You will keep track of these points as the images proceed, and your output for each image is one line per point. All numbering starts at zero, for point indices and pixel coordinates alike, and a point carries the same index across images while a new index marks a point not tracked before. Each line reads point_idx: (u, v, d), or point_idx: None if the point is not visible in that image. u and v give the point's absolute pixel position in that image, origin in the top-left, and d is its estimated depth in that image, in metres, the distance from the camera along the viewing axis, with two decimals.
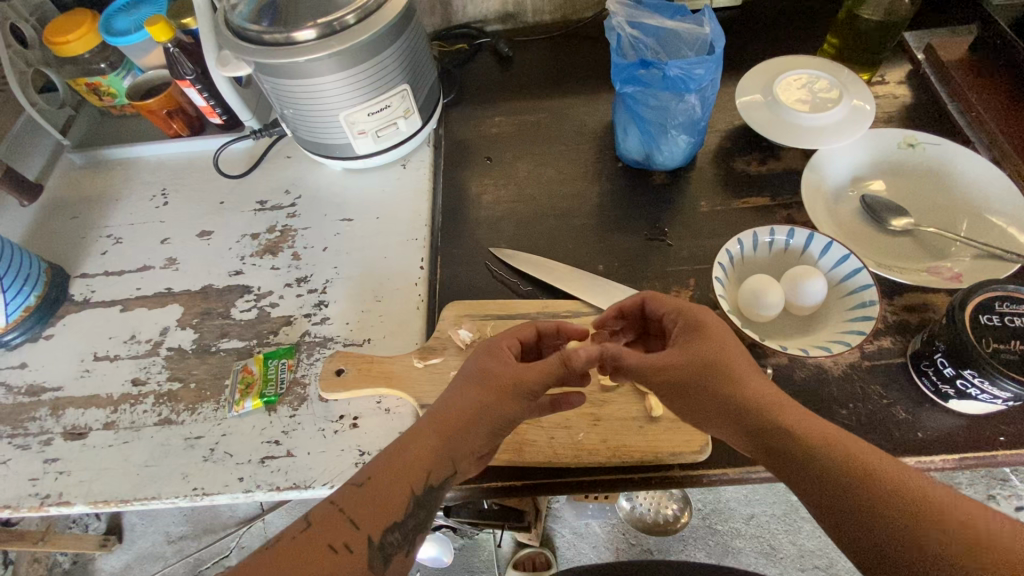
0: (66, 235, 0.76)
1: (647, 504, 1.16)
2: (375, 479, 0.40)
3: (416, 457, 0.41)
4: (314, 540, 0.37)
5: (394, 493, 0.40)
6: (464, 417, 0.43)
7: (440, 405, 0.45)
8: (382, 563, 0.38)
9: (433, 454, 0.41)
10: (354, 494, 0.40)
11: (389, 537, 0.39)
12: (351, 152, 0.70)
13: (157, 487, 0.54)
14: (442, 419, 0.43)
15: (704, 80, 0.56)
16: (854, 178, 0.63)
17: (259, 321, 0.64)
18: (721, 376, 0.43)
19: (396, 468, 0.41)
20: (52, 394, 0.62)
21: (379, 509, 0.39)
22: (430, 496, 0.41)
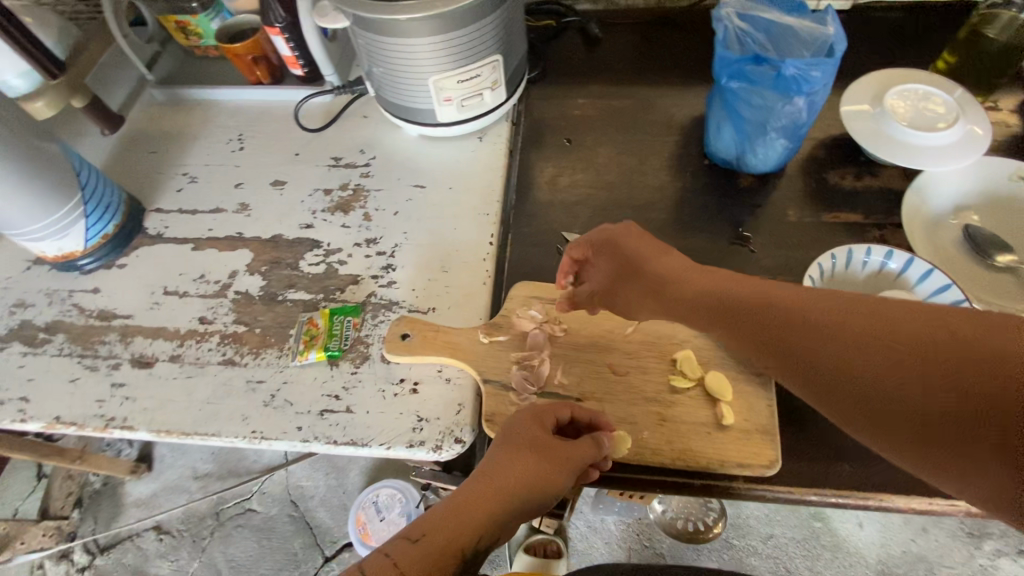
0: (143, 168, 0.77)
1: (679, 510, 1.17)
2: (430, 538, 0.42)
3: (469, 518, 0.43)
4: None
5: (446, 555, 0.41)
6: (515, 486, 0.44)
7: (494, 466, 0.45)
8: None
9: (485, 518, 0.43)
10: (408, 550, 0.41)
11: None
12: (432, 120, 0.70)
13: (218, 425, 0.55)
14: (496, 483, 0.44)
15: (819, 83, 0.53)
16: (958, 206, 0.59)
17: (326, 276, 0.64)
18: (737, 292, 0.46)
19: (451, 528, 0.42)
20: (122, 320, 0.64)
21: (433, 571, 0.40)
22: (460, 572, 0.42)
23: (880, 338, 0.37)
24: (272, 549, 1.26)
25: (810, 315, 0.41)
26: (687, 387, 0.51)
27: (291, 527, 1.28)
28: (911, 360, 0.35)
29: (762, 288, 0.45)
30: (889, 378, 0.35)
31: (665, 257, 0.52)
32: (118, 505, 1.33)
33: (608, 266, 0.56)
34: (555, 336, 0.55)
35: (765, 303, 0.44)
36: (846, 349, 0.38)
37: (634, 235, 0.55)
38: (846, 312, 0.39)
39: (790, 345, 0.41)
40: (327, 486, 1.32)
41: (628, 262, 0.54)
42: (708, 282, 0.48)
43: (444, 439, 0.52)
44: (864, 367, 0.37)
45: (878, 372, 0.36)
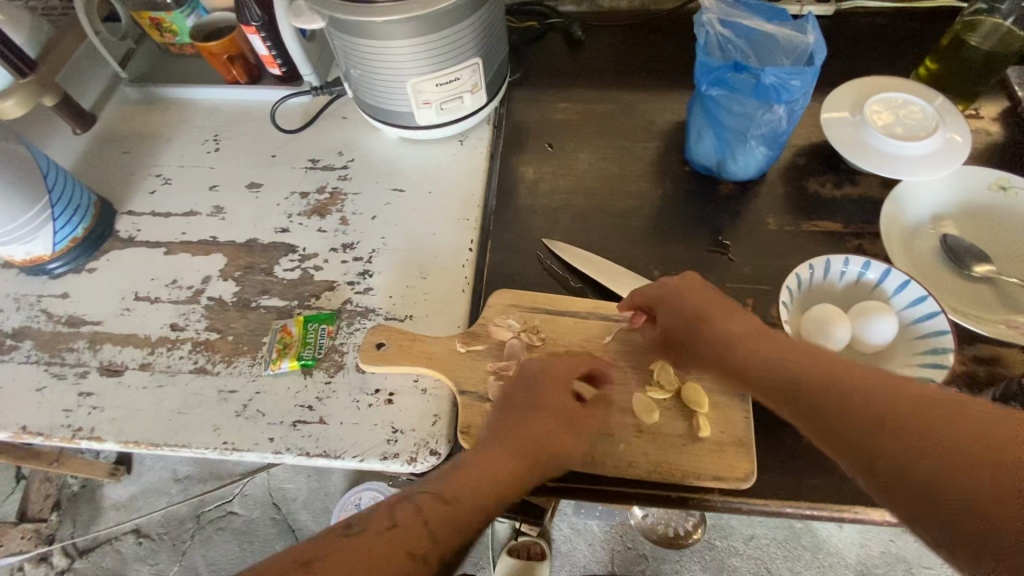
0: (115, 169, 0.75)
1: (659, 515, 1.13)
2: (453, 491, 0.46)
3: (490, 470, 0.47)
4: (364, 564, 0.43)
5: (471, 508, 0.46)
6: (529, 445, 0.48)
7: (509, 423, 0.49)
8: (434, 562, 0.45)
9: (506, 471, 0.47)
10: (436, 507, 0.45)
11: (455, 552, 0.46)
12: (412, 122, 0.68)
13: (189, 436, 0.54)
14: (513, 442, 0.48)
15: (798, 92, 0.52)
16: (936, 216, 0.60)
17: (302, 282, 0.63)
18: (802, 364, 0.45)
19: (468, 485, 0.46)
20: (91, 327, 0.62)
21: (456, 525, 0.45)
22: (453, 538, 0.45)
23: (925, 424, 0.39)
24: (254, 552, 1.24)
25: (863, 384, 0.42)
26: (663, 399, 0.51)
27: (273, 529, 1.27)
28: (936, 443, 0.38)
29: (808, 355, 0.46)
30: (936, 461, 0.38)
31: (727, 319, 0.50)
32: (97, 508, 1.31)
33: (678, 333, 0.52)
34: (533, 345, 0.55)
35: (819, 376, 0.44)
36: (897, 429, 0.40)
37: (710, 295, 0.51)
38: (904, 398, 0.41)
39: (845, 420, 0.42)
40: (310, 488, 1.31)
41: (692, 321, 0.51)
42: (763, 348, 0.47)
43: (419, 450, 0.51)
44: (912, 451, 0.39)
45: (925, 455, 0.38)
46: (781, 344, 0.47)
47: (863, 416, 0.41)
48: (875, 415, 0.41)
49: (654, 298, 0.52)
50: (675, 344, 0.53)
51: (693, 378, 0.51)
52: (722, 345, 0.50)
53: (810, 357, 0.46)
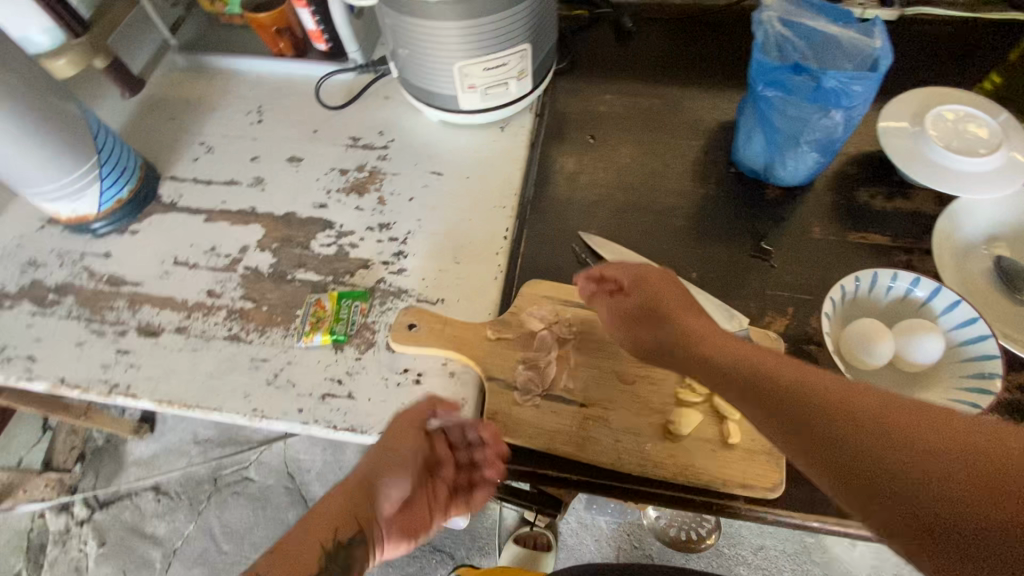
0: (160, 135, 0.76)
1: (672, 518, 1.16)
2: (319, 512, 0.49)
3: (358, 487, 0.49)
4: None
5: (319, 537, 0.48)
6: (391, 457, 0.48)
7: (391, 425, 0.50)
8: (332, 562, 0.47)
9: (366, 477, 0.49)
10: (280, 548, 0.48)
11: None
12: (455, 106, 0.68)
13: (220, 400, 0.55)
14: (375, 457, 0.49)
15: (859, 98, 0.51)
16: (989, 237, 0.57)
17: (337, 259, 0.64)
18: (726, 356, 0.42)
19: (321, 520, 0.49)
20: (131, 287, 0.64)
21: (289, 567, 0.46)
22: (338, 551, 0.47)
23: (857, 407, 0.33)
24: (266, 519, 1.27)
25: (815, 391, 0.35)
26: (694, 402, 0.50)
27: (286, 498, 1.29)
28: (904, 435, 0.31)
29: (745, 357, 0.41)
30: (885, 452, 0.31)
31: (685, 314, 0.49)
32: (119, 463, 1.35)
33: (640, 309, 0.50)
34: (564, 339, 0.55)
35: (747, 365, 0.40)
36: (824, 425, 0.33)
37: (685, 301, 0.50)
38: (822, 382, 0.36)
39: (772, 409, 0.36)
40: (324, 461, 1.33)
41: (656, 339, 0.48)
42: (708, 345, 0.44)
43: (444, 432, 0.52)
44: (841, 434, 0.32)
45: (860, 440, 0.32)
46: (712, 345, 0.44)
47: (795, 412, 0.35)
48: (802, 413, 0.35)
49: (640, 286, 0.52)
50: (640, 318, 0.50)
51: None
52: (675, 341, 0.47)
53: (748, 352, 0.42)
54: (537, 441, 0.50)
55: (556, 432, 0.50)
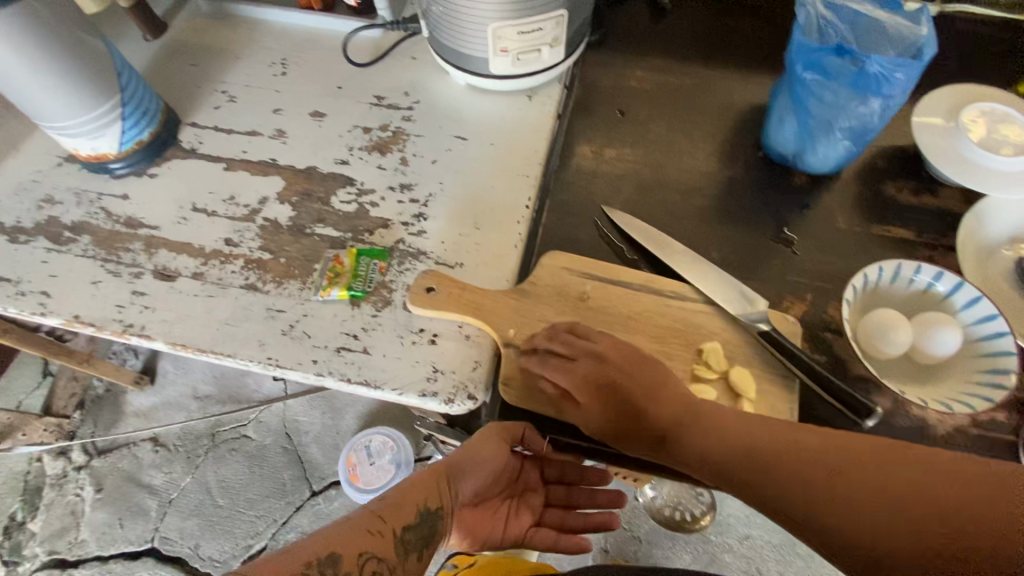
0: (182, 80, 0.75)
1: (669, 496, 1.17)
2: (387, 514, 0.51)
3: (418, 492, 0.53)
4: (354, 529, 0.49)
5: (407, 505, 0.52)
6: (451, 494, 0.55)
7: (451, 460, 0.56)
8: (402, 554, 0.50)
9: (432, 486, 0.54)
10: (359, 524, 0.49)
11: (406, 535, 0.51)
12: (485, 70, 0.67)
13: (235, 347, 0.55)
14: (451, 467, 0.56)
15: (900, 85, 0.50)
16: (1015, 238, 0.57)
17: (356, 216, 0.63)
18: (733, 438, 0.45)
19: (403, 501, 0.52)
20: (148, 231, 0.63)
21: (377, 536, 0.49)
22: (429, 515, 0.53)
23: (876, 473, 0.41)
24: (262, 477, 1.29)
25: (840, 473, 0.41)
26: (710, 378, 0.51)
27: (282, 458, 1.30)
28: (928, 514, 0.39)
29: (758, 432, 0.44)
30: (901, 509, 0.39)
31: (654, 404, 0.47)
32: (119, 413, 1.36)
33: (598, 402, 0.48)
34: (582, 310, 0.54)
35: (757, 451, 0.44)
36: (852, 499, 0.40)
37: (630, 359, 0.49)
38: (846, 455, 0.42)
39: (796, 494, 0.42)
40: (322, 424, 1.34)
41: (625, 413, 0.48)
42: (708, 436, 0.45)
43: (458, 393, 0.52)
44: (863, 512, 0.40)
45: (882, 513, 0.40)
46: (710, 425, 0.46)
47: (827, 498, 0.41)
48: (837, 497, 0.41)
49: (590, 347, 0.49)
50: (618, 435, 0.48)
51: (740, 364, 0.51)
52: (665, 434, 0.47)
53: (747, 425, 0.45)
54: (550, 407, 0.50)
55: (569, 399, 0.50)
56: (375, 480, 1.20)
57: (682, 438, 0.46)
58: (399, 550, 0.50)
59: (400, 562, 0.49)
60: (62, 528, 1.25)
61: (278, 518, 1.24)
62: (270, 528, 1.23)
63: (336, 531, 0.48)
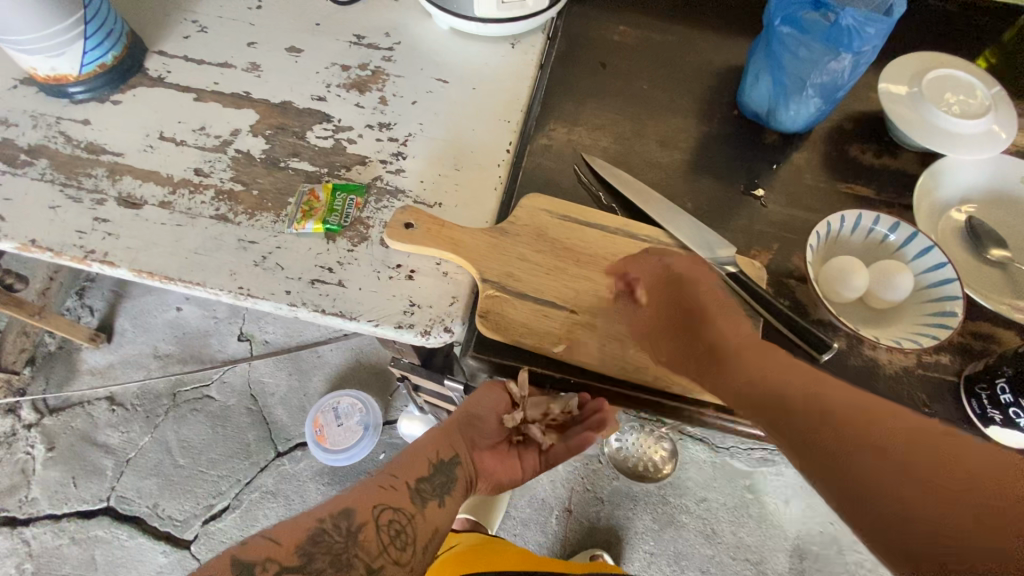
0: (148, 7, 0.72)
1: (635, 445, 1.24)
2: (403, 470, 0.56)
3: (427, 449, 0.58)
4: (371, 483, 0.55)
5: (420, 461, 0.57)
6: (460, 445, 0.58)
7: (461, 410, 0.59)
8: (419, 502, 0.55)
9: (439, 439, 0.58)
10: (384, 481, 0.55)
11: (421, 487, 0.55)
12: (469, 13, 0.66)
13: (204, 276, 0.54)
14: (462, 416, 0.59)
15: (870, 41, 0.52)
16: (964, 199, 0.61)
17: (333, 152, 0.62)
18: (818, 388, 0.45)
19: (414, 459, 0.57)
20: (111, 158, 0.61)
21: (390, 491, 0.54)
22: (443, 467, 0.57)
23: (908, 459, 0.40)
24: (225, 437, 1.26)
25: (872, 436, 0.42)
26: None
27: (247, 419, 1.28)
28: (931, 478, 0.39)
29: (828, 394, 0.45)
30: (938, 496, 0.38)
31: (725, 319, 0.52)
32: (73, 370, 1.30)
33: (665, 302, 0.54)
34: (556, 248, 0.55)
35: (821, 413, 0.44)
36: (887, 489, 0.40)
37: (722, 298, 0.52)
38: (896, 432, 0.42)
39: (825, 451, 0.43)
40: (289, 386, 1.31)
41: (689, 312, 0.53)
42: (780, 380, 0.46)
43: (434, 326, 0.53)
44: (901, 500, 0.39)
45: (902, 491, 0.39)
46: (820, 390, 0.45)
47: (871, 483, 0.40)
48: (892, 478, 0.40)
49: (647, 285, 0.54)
50: (690, 363, 0.51)
51: (709, 304, 0.53)
52: (717, 349, 0.51)
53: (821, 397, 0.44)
54: (526, 339, 0.51)
55: (545, 332, 0.52)
56: (342, 440, 1.19)
57: (730, 356, 0.50)
58: (416, 500, 0.55)
59: (418, 512, 0.54)
60: (11, 486, 1.20)
61: (242, 478, 1.22)
62: (233, 488, 1.21)
63: (356, 485, 0.55)
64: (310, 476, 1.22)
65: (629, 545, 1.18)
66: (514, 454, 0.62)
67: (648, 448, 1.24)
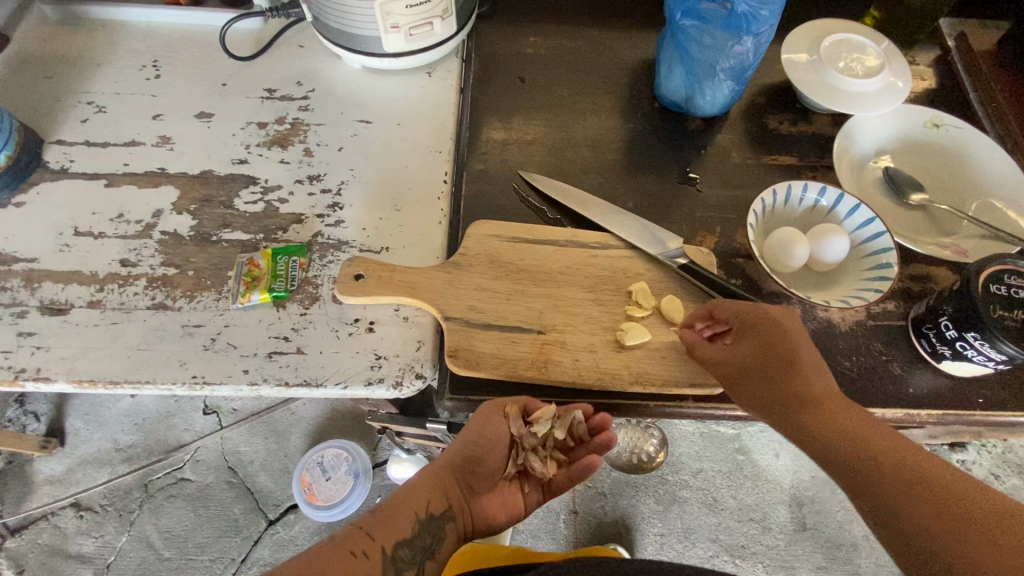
0: (36, 95, 0.67)
1: (625, 440, 1.23)
2: (376, 525, 0.48)
3: (414, 497, 0.50)
4: (340, 548, 0.46)
5: (400, 522, 0.49)
6: (450, 491, 0.51)
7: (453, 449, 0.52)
8: (394, 572, 0.47)
9: (432, 487, 0.51)
10: (358, 540, 0.47)
11: (399, 552, 0.48)
12: (379, 50, 0.65)
13: (152, 373, 0.51)
14: (451, 458, 0.52)
15: (767, 22, 0.55)
16: (878, 151, 0.65)
17: (266, 215, 0.60)
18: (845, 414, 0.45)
19: (395, 513, 0.49)
20: (25, 264, 0.56)
21: (364, 559, 0.46)
22: (431, 523, 0.49)
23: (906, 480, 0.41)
24: (209, 518, 1.20)
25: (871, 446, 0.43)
26: (641, 316, 0.53)
27: (229, 493, 1.22)
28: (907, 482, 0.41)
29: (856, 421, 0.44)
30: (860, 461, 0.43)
31: (811, 349, 0.48)
32: (27, 484, 1.21)
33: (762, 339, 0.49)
34: (511, 272, 0.55)
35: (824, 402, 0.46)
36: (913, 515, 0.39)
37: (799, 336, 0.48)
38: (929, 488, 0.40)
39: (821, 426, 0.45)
40: (267, 450, 1.26)
41: (775, 352, 0.48)
42: (835, 415, 0.45)
43: (405, 375, 0.52)
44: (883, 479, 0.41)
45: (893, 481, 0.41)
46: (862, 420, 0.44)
47: (891, 479, 0.41)
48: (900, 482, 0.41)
49: (744, 314, 0.49)
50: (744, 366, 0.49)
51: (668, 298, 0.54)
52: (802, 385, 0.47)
53: (839, 407, 0.45)
54: (499, 370, 0.51)
55: (517, 360, 0.51)
56: (335, 494, 1.15)
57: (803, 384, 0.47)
58: (389, 569, 0.47)
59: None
60: None
61: (236, 556, 1.16)
62: (228, 569, 1.15)
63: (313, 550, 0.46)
64: (308, 538, 1.18)
65: (639, 532, 1.20)
66: (511, 488, 0.55)
67: (640, 439, 1.24)
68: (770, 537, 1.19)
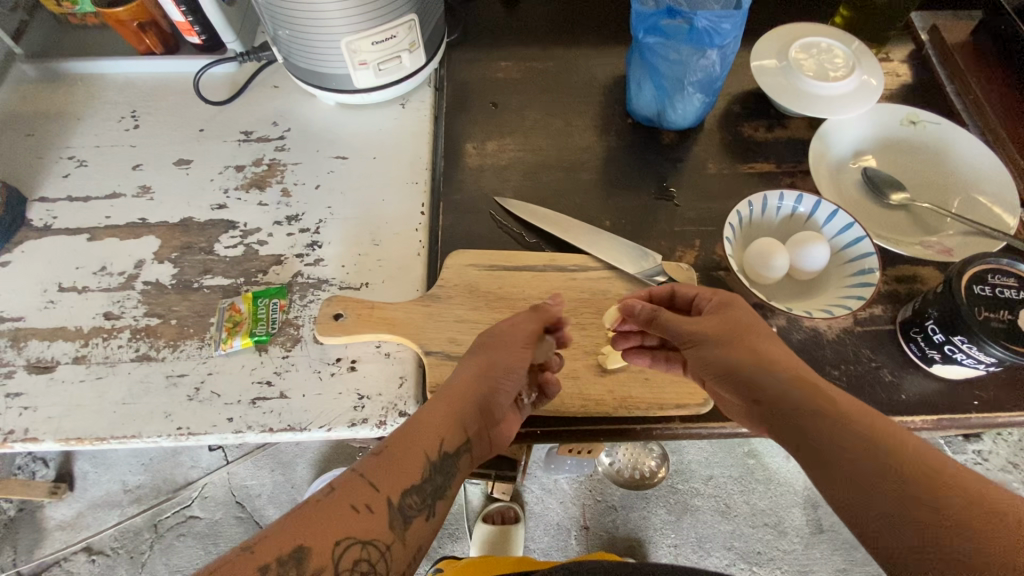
0: (19, 154, 0.68)
1: (625, 459, 1.21)
2: (377, 473, 0.42)
3: (420, 433, 0.44)
4: (338, 504, 0.40)
5: (409, 462, 0.43)
6: (456, 425, 0.45)
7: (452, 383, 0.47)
8: (402, 522, 0.41)
9: (444, 422, 0.45)
10: (357, 486, 0.41)
11: (407, 501, 0.42)
12: (350, 86, 0.66)
13: (137, 426, 0.51)
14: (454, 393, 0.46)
15: (729, 36, 0.55)
16: (856, 152, 0.64)
17: (246, 259, 0.60)
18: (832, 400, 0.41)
19: (396, 462, 0.43)
20: (11, 324, 0.57)
21: (364, 514, 0.40)
22: (446, 463, 0.44)
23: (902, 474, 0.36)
24: (219, 554, 1.19)
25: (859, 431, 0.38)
26: None
27: (238, 528, 1.22)
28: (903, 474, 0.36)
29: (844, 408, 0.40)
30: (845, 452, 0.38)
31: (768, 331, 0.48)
32: (39, 531, 1.21)
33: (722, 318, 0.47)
34: (490, 301, 0.55)
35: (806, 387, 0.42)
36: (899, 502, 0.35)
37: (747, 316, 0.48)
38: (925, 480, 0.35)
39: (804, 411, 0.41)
40: (274, 482, 1.26)
41: (737, 328, 0.47)
42: (819, 400, 0.41)
43: (389, 413, 0.51)
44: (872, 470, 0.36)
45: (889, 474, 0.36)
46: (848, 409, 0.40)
47: (885, 470, 0.36)
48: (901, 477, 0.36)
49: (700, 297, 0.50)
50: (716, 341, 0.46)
51: None
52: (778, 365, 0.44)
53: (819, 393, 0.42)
54: None
55: None
56: None
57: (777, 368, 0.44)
58: (397, 522, 0.41)
59: (399, 538, 0.41)
60: None
61: None
62: None
63: (301, 511, 0.39)
64: None
65: (652, 544, 1.18)
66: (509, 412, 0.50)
67: (639, 458, 1.23)
68: (787, 541, 1.17)
